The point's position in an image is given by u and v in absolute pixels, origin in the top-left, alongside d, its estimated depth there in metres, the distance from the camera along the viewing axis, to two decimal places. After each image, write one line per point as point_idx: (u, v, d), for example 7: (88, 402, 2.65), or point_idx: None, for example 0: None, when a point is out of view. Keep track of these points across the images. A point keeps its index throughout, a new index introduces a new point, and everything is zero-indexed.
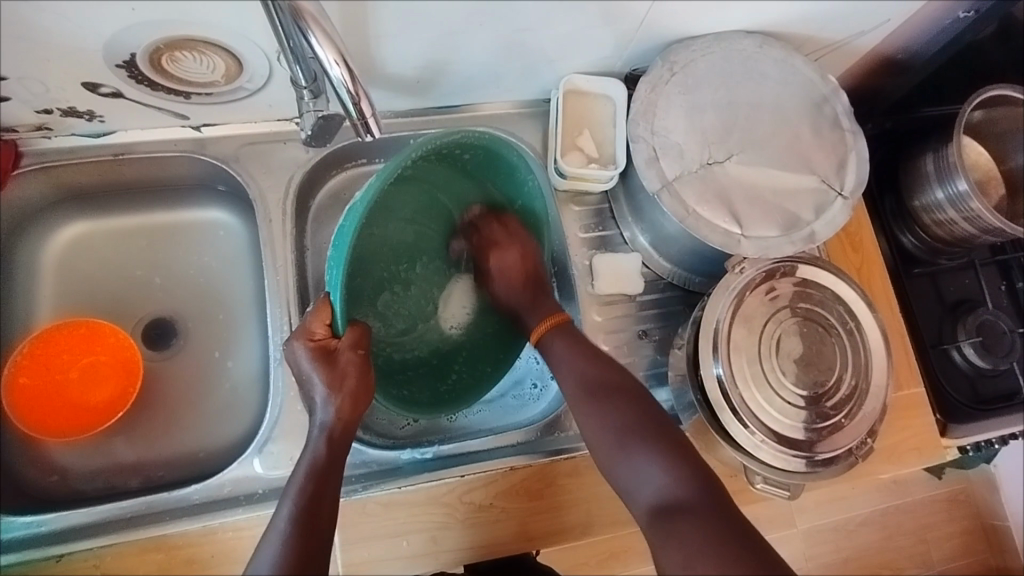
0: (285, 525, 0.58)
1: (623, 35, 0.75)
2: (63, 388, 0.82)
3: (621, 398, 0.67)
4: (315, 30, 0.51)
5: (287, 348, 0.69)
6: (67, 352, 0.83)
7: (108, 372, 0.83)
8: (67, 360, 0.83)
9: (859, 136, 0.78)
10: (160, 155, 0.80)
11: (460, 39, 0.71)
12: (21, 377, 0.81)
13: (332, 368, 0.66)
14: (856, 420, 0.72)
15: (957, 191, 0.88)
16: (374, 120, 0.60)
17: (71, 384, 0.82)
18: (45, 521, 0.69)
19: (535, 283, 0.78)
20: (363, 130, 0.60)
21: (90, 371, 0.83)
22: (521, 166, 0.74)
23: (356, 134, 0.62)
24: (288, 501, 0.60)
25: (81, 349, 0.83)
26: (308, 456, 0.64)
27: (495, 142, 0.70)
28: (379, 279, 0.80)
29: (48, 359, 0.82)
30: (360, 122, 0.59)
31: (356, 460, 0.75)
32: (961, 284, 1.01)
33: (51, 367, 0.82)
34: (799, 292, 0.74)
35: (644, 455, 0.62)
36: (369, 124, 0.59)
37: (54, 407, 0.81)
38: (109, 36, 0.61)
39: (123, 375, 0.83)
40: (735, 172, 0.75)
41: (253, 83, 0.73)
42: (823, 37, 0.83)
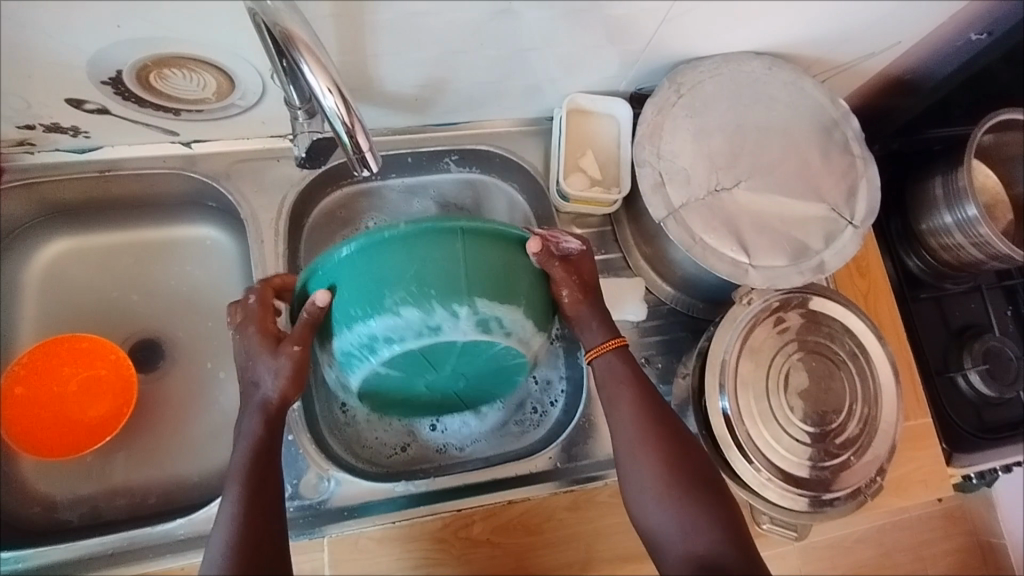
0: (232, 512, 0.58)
1: (629, 55, 0.73)
2: (57, 403, 0.79)
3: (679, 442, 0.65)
4: (309, 60, 0.48)
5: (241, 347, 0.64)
6: (66, 364, 0.80)
7: (105, 390, 0.80)
8: (66, 373, 0.80)
9: (869, 162, 0.76)
10: (149, 172, 0.77)
11: (459, 57, 0.68)
12: (16, 387, 0.78)
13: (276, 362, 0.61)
14: (864, 458, 0.70)
15: (966, 216, 0.86)
16: (372, 154, 0.57)
17: (66, 398, 0.79)
18: (21, 558, 0.66)
19: (594, 296, 0.67)
20: (360, 164, 0.57)
21: (85, 387, 0.80)
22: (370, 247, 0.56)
23: (352, 167, 0.58)
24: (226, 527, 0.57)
25: (80, 364, 0.80)
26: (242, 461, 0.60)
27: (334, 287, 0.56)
28: (463, 343, 0.59)
29: (46, 369, 0.79)
30: (356, 156, 0.56)
31: (345, 495, 0.70)
32: (967, 309, 0.99)
33: (48, 379, 0.79)
34: (808, 324, 0.72)
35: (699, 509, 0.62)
36: (366, 158, 0.56)
37: (45, 423, 0.78)
38: (94, 53, 0.58)
39: (119, 396, 0.80)
40: (743, 199, 0.73)
41: (245, 101, 0.71)
42: (832, 59, 0.81)
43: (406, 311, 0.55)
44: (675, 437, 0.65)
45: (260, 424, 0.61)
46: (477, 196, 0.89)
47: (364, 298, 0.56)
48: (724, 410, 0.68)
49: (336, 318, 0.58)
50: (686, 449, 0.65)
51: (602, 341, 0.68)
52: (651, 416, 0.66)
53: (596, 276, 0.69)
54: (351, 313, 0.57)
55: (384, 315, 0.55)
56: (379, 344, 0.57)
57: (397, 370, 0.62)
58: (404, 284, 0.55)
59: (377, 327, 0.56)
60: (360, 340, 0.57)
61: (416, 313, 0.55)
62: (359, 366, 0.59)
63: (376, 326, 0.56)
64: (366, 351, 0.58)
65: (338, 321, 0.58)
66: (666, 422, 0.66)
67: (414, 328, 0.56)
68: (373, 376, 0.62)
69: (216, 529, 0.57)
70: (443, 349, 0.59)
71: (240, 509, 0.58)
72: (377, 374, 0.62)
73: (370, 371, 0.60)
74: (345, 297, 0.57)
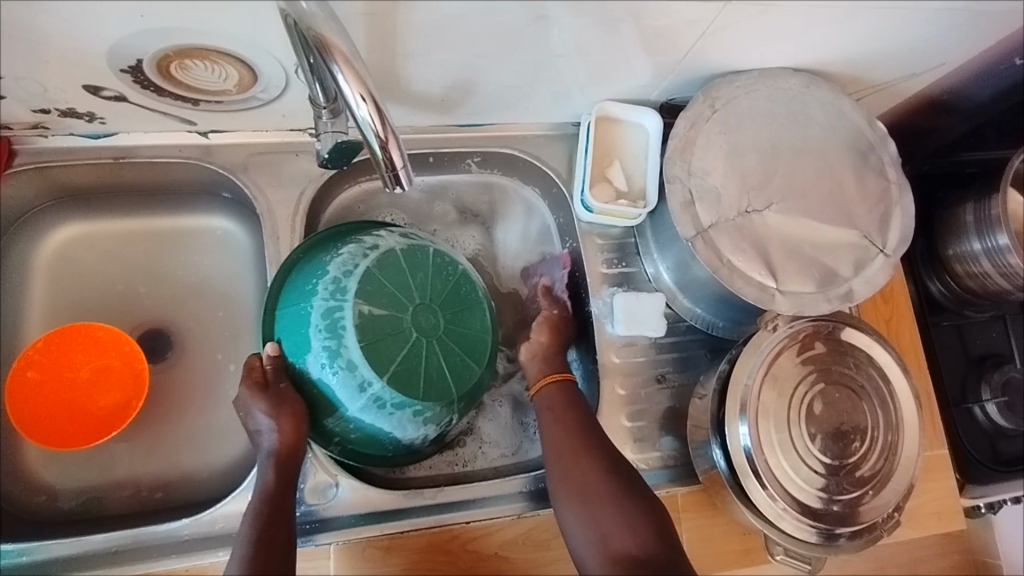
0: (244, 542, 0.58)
1: (664, 65, 0.71)
2: (66, 391, 0.77)
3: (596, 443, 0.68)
4: (344, 69, 0.47)
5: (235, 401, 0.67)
6: (79, 352, 0.77)
7: (116, 382, 0.78)
8: (78, 361, 0.77)
9: (904, 189, 0.74)
10: (165, 160, 0.75)
11: (490, 61, 0.66)
12: (28, 371, 0.75)
13: (275, 395, 0.64)
14: (880, 493, 0.69)
15: (996, 245, 0.84)
16: (405, 171, 0.55)
17: (75, 387, 0.77)
18: (25, 551, 0.65)
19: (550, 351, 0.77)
20: (393, 181, 0.55)
21: (97, 376, 0.78)
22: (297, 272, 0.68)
23: (384, 184, 0.56)
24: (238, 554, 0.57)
25: (93, 352, 0.78)
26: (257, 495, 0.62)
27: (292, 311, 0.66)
28: (403, 251, 0.68)
29: (59, 356, 0.76)
30: (389, 173, 0.54)
31: (352, 502, 0.69)
32: (987, 338, 0.96)
33: (60, 366, 0.76)
34: (833, 353, 0.71)
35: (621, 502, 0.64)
36: (399, 175, 0.54)
37: (53, 412, 0.76)
38: (114, 41, 0.56)
39: (131, 389, 0.78)
40: (773, 221, 0.71)
41: (267, 93, 0.68)
42: (872, 79, 0.79)
43: (344, 247, 0.67)
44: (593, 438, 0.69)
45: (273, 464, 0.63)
46: (498, 199, 0.87)
47: (312, 271, 0.67)
48: (746, 449, 0.66)
49: (302, 307, 0.65)
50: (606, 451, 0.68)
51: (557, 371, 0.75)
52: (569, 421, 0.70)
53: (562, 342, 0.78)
54: (309, 288, 0.66)
55: (335, 262, 0.66)
56: (343, 283, 0.65)
57: (380, 317, 0.64)
58: (333, 245, 0.69)
59: (332, 270, 0.65)
60: (331, 291, 0.64)
61: (353, 245, 0.67)
62: (342, 312, 0.63)
63: (331, 271, 0.65)
64: (339, 296, 0.64)
65: (305, 307, 0.65)
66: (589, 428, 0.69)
67: (360, 256, 0.66)
68: (363, 326, 0.63)
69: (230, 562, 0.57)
70: (395, 260, 0.67)
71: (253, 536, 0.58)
72: (363, 322, 0.63)
73: (354, 310, 0.63)
74: (300, 290, 0.66)
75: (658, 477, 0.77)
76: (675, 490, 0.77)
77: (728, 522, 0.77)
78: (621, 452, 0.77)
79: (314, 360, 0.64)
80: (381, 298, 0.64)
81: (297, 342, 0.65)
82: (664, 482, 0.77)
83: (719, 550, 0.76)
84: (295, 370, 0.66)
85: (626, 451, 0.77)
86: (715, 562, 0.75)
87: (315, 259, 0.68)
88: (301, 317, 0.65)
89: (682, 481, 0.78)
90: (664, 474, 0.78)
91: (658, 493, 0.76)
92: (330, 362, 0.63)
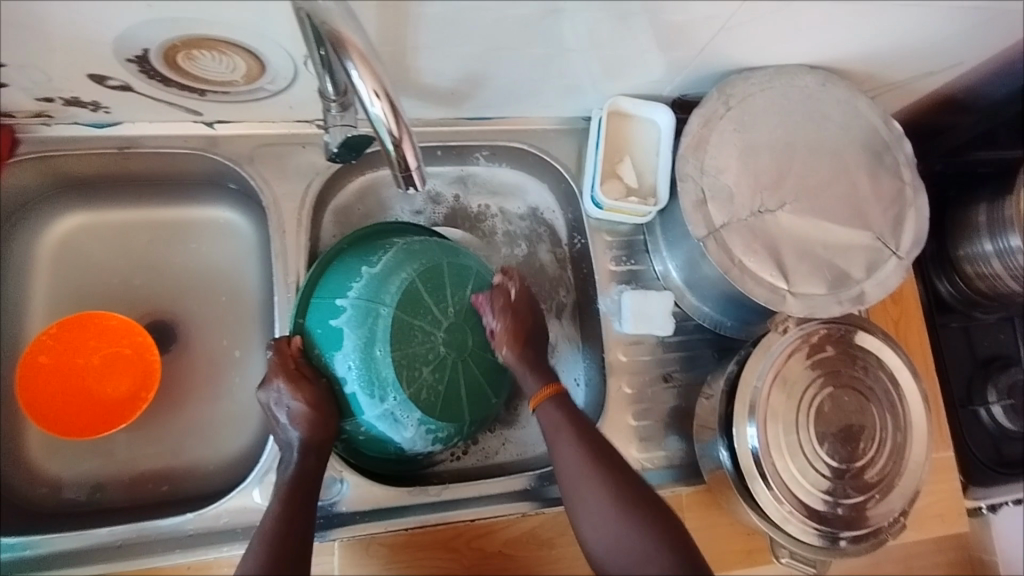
0: (263, 528, 0.59)
1: (679, 61, 0.69)
2: (77, 378, 0.76)
3: (611, 469, 0.62)
4: (356, 62, 0.46)
5: (262, 391, 0.66)
6: (91, 339, 0.77)
7: (126, 372, 0.77)
8: (91, 347, 0.77)
9: (919, 190, 0.73)
10: (171, 151, 0.74)
11: (502, 54, 0.65)
12: (40, 355, 0.74)
13: (317, 387, 0.65)
14: (887, 496, 0.69)
15: (1008, 247, 0.83)
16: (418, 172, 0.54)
17: (86, 374, 0.76)
18: (29, 544, 0.65)
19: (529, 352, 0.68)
20: (405, 182, 0.54)
21: (108, 365, 0.77)
22: (339, 267, 0.68)
23: (395, 184, 0.55)
24: (254, 543, 0.58)
25: (106, 340, 0.77)
26: (278, 490, 0.62)
27: (327, 306, 0.66)
28: (446, 266, 0.67)
29: (73, 342, 0.76)
30: (402, 174, 0.53)
31: (347, 497, 0.69)
32: (995, 339, 0.96)
33: (72, 352, 0.76)
34: (846, 357, 0.71)
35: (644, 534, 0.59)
36: (412, 176, 0.53)
37: (62, 399, 0.75)
38: (120, 31, 0.55)
39: (141, 378, 0.77)
40: (785, 222, 0.70)
41: (275, 85, 0.67)
42: (889, 78, 0.77)
43: (388, 251, 0.67)
44: (607, 460, 0.63)
45: (301, 466, 0.64)
46: (506, 194, 0.86)
47: (353, 268, 0.67)
48: (753, 451, 0.66)
49: (336, 305, 0.66)
50: (621, 478, 0.62)
51: (541, 389, 0.67)
52: (581, 444, 0.63)
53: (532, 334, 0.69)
54: (347, 285, 0.66)
55: (380, 265, 0.66)
56: (382, 287, 0.64)
57: (413, 331, 0.63)
58: (374, 246, 0.69)
59: (372, 275, 0.65)
60: (370, 293, 0.64)
61: (398, 250, 0.67)
62: (378, 317, 0.63)
63: (371, 277, 0.65)
64: (376, 303, 0.64)
65: (341, 306, 0.65)
66: (599, 452, 0.63)
67: (404, 262, 0.66)
68: (396, 335, 0.62)
69: (249, 549, 0.58)
70: (437, 272, 0.66)
71: (270, 527, 0.59)
72: (396, 336, 0.62)
73: (390, 318, 0.63)
74: (337, 286, 0.67)
75: (663, 476, 0.77)
76: (680, 490, 0.76)
77: (731, 522, 0.77)
78: (627, 451, 0.77)
79: (341, 361, 0.65)
80: (412, 314, 0.63)
81: (330, 335, 0.66)
82: (669, 481, 0.77)
83: (723, 549, 0.76)
84: (325, 365, 0.66)
85: (631, 450, 0.77)
86: (719, 561, 0.76)
87: (359, 259, 0.68)
88: (339, 313, 0.65)
89: (687, 481, 0.78)
90: (670, 473, 0.78)
91: (663, 492, 0.76)
92: (359, 365, 0.63)
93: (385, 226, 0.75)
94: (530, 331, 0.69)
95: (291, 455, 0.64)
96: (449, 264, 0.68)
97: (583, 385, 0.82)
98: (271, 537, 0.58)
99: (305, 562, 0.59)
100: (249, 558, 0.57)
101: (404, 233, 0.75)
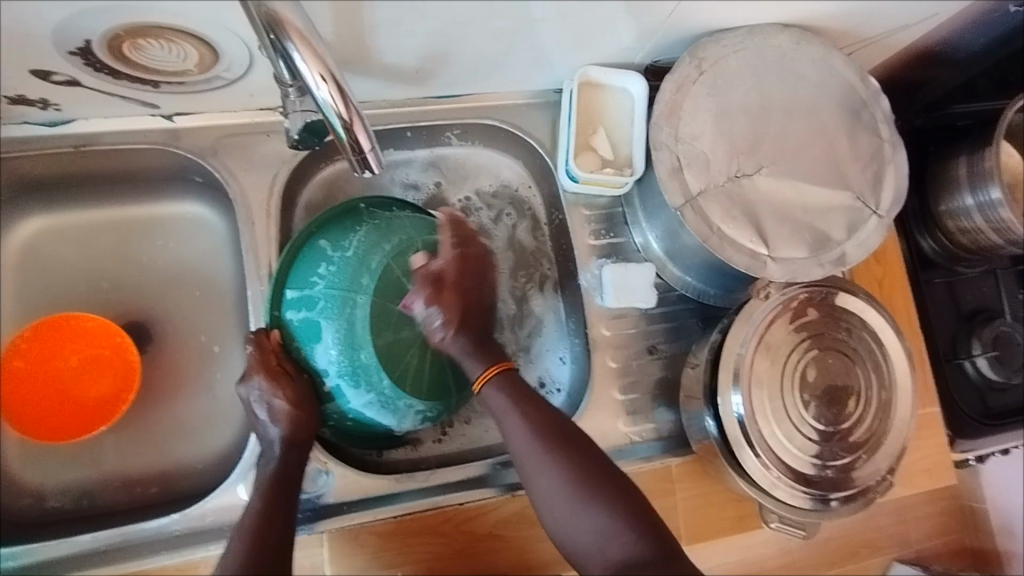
0: (245, 523, 0.59)
1: (648, 26, 0.67)
2: (55, 381, 0.74)
3: (572, 450, 0.64)
4: (299, 46, 0.45)
5: (243, 387, 0.65)
6: (68, 341, 0.75)
7: (107, 373, 0.76)
8: (68, 350, 0.75)
9: (897, 147, 0.72)
10: (129, 146, 0.72)
11: (464, 29, 0.62)
12: (15, 360, 0.73)
13: (298, 384, 0.64)
14: (875, 455, 0.69)
15: (988, 199, 0.82)
16: (374, 155, 0.54)
17: (65, 377, 0.75)
18: (14, 554, 0.65)
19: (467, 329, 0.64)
20: (362, 166, 0.54)
21: (85, 368, 0.75)
22: (309, 252, 0.66)
23: (352, 169, 0.55)
24: (234, 538, 0.58)
25: (83, 342, 0.75)
26: (258, 487, 0.62)
27: (299, 296, 0.64)
28: (423, 242, 0.65)
29: (48, 345, 0.74)
30: (358, 158, 0.53)
31: (327, 490, 0.70)
32: (979, 293, 0.95)
33: (47, 356, 0.74)
34: (829, 320, 0.70)
35: (597, 509, 0.62)
36: (367, 160, 0.53)
37: (41, 404, 0.73)
38: (58, 22, 0.52)
39: (120, 379, 0.76)
40: (763, 186, 0.69)
41: (230, 72, 0.65)
42: (865, 33, 0.76)
43: (360, 233, 0.65)
44: (568, 442, 0.64)
45: (279, 460, 0.63)
46: (482, 172, 0.84)
47: (324, 252, 0.65)
48: (738, 418, 0.66)
49: (309, 294, 0.64)
50: (574, 449, 0.64)
51: (487, 369, 0.65)
52: (541, 426, 0.64)
53: (472, 307, 0.65)
54: (320, 272, 0.64)
55: (354, 248, 0.64)
56: (358, 272, 0.63)
57: (393, 317, 0.62)
58: (346, 226, 0.66)
59: (344, 260, 0.64)
60: (347, 280, 0.63)
61: (371, 231, 0.65)
62: (356, 306, 0.62)
63: (344, 262, 0.64)
64: (351, 291, 0.62)
65: (314, 294, 0.64)
66: (560, 437, 0.64)
67: (379, 243, 0.64)
68: (376, 324, 0.61)
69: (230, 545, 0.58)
70: (414, 253, 0.64)
71: (250, 522, 0.59)
72: (375, 324, 0.61)
73: (369, 305, 0.61)
74: (308, 273, 0.65)
75: (653, 449, 0.78)
76: (670, 461, 0.76)
77: (723, 489, 0.77)
78: (614, 425, 0.77)
79: (322, 351, 0.63)
80: (389, 300, 0.62)
81: (306, 326, 0.64)
82: (659, 453, 0.77)
83: (714, 517, 0.76)
84: (304, 358, 0.65)
85: (619, 424, 0.77)
86: (711, 529, 0.76)
87: (330, 242, 0.66)
88: (315, 303, 0.63)
89: (677, 452, 0.78)
90: (659, 445, 0.78)
91: (653, 464, 0.76)
92: (342, 356, 0.62)
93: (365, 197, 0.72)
94: (472, 306, 0.65)
95: (273, 451, 0.64)
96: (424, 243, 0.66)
97: (569, 361, 0.82)
98: (253, 530, 0.58)
99: (286, 558, 0.59)
100: (229, 555, 0.57)
101: (386, 202, 0.72)
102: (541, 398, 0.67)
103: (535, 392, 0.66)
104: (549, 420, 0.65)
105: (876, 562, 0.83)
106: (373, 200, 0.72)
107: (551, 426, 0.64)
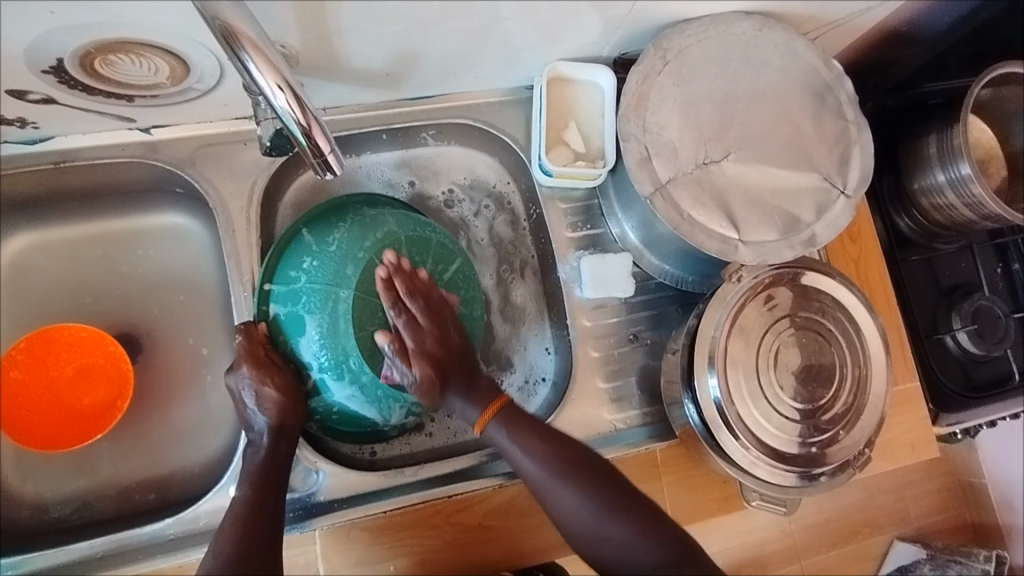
0: (234, 512, 0.61)
1: (612, 20, 0.69)
2: (51, 390, 0.75)
3: (591, 478, 0.65)
4: (252, 55, 0.47)
5: (230, 378, 0.66)
6: (63, 351, 0.76)
7: (101, 382, 0.77)
8: (63, 360, 0.76)
9: (863, 128, 0.73)
10: (109, 160, 0.73)
11: (430, 30, 0.64)
12: (11, 371, 0.74)
13: (285, 373, 0.65)
14: (854, 429, 0.71)
15: (959, 175, 0.83)
16: (335, 156, 0.56)
17: (60, 387, 0.76)
18: (13, 564, 0.66)
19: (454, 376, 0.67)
20: (324, 168, 0.56)
21: (79, 377, 0.76)
22: (296, 247, 0.67)
23: (314, 170, 0.57)
24: (222, 530, 0.60)
25: (78, 352, 0.76)
26: (245, 479, 0.64)
27: (285, 289, 0.66)
28: (407, 240, 0.67)
29: (43, 357, 0.75)
30: (318, 160, 0.55)
31: (314, 488, 0.71)
32: (957, 269, 0.97)
33: (42, 366, 0.75)
34: (801, 300, 0.72)
35: (621, 522, 0.64)
36: (328, 161, 0.56)
37: (37, 414, 0.75)
38: (29, 42, 0.53)
39: (114, 387, 0.77)
40: (731, 172, 0.70)
41: (202, 84, 0.66)
42: (828, 17, 0.77)
43: (342, 229, 0.67)
44: (575, 466, 0.66)
45: (262, 455, 0.65)
46: (459, 171, 0.86)
47: (309, 247, 0.66)
48: (715, 401, 0.67)
49: (294, 288, 0.65)
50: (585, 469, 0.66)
51: (483, 411, 0.68)
52: (544, 450, 0.66)
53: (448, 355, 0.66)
54: (303, 266, 0.65)
55: (338, 244, 0.65)
56: (343, 265, 0.64)
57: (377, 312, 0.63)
58: (330, 223, 0.68)
59: (329, 255, 0.65)
60: (329, 275, 0.64)
61: (354, 227, 0.66)
62: (338, 300, 0.63)
63: (329, 256, 0.65)
64: (334, 285, 0.63)
65: (299, 288, 0.65)
66: (563, 451, 0.66)
67: (364, 237, 0.65)
68: (359, 317, 0.62)
69: (216, 537, 0.60)
70: (398, 249, 0.66)
71: (236, 514, 0.61)
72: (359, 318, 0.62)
73: (351, 299, 0.62)
74: (294, 267, 0.66)
75: (638, 435, 0.79)
76: (654, 447, 0.78)
77: (708, 472, 0.78)
78: (599, 413, 0.78)
79: (306, 344, 0.64)
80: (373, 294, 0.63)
81: (291, 318, 0.65)
82: (643, 439, 0.78)
83: (701, 500, 0.77)
84: (290, 350, 0.66)
85: (603, 412, 0.78)
86: (698, 511, 0.77)
87: (314, 237, 0.67)
88: (299, 297, 0.65)
89: (660, 437, 0.79)
90: (643, 431, 0.79)
91: (638, 450, 0.77)
92: (324, 349, 0.63)
93: (358, 196, 0.73)
94: (446, 355, 0.66)
95: (261, 440, 0.65)
96: (409, 241, 0.67)
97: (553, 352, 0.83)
98: (241, 518, 0.60)
99: (274, 545, 0.61)
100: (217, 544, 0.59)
101: (377, 202, 0.73)
102: (538, 421, 0.69)
103: (534, 417, 0.69)
104: (556, 446, 0.67)
105: (866, 539, 0.84)
106: (362, 199, 0.73)
107: (558, 452, 0.66)
